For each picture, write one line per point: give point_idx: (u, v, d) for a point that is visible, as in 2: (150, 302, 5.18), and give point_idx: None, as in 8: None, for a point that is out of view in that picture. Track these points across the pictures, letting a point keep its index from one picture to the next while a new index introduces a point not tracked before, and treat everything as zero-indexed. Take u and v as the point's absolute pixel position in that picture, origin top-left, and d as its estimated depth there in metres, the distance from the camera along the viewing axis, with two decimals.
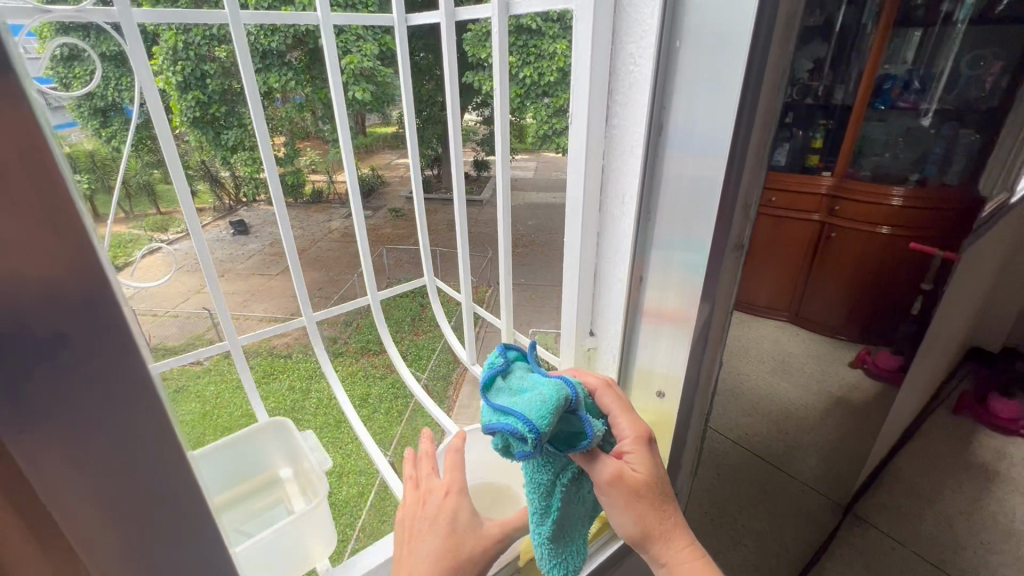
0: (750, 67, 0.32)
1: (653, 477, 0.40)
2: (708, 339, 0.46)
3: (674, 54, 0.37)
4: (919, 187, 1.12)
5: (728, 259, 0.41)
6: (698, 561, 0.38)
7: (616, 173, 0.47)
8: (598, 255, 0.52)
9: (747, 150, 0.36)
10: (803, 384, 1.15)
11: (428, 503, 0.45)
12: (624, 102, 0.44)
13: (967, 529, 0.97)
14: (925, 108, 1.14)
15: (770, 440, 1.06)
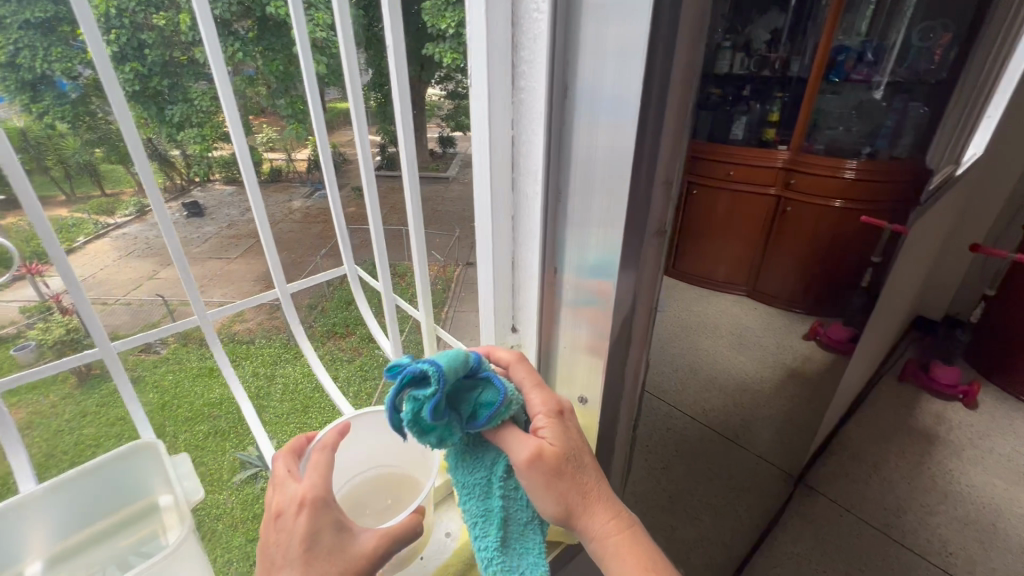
0: (658, 22, 0.30)
1: (570, 444, 0.41)
2: (629, 346, 0.47)
3: (574, 1, 0.34)
4: (870, 161, 1.13)
5: (648, 243, 0.40)
6: (622, 534, 0.40)
7: (524, 146, 0.43)
8: (514, 240, 0.50)
9: (661, 108, 0.33)
10: (759, 357, 1.13)
11: (283, 522, 0.43)
12: (529, 59, 0.40)
13: (907, 494, 1.09)
14: (876, 80, 1.18)
15: (727, 414, 1.06)
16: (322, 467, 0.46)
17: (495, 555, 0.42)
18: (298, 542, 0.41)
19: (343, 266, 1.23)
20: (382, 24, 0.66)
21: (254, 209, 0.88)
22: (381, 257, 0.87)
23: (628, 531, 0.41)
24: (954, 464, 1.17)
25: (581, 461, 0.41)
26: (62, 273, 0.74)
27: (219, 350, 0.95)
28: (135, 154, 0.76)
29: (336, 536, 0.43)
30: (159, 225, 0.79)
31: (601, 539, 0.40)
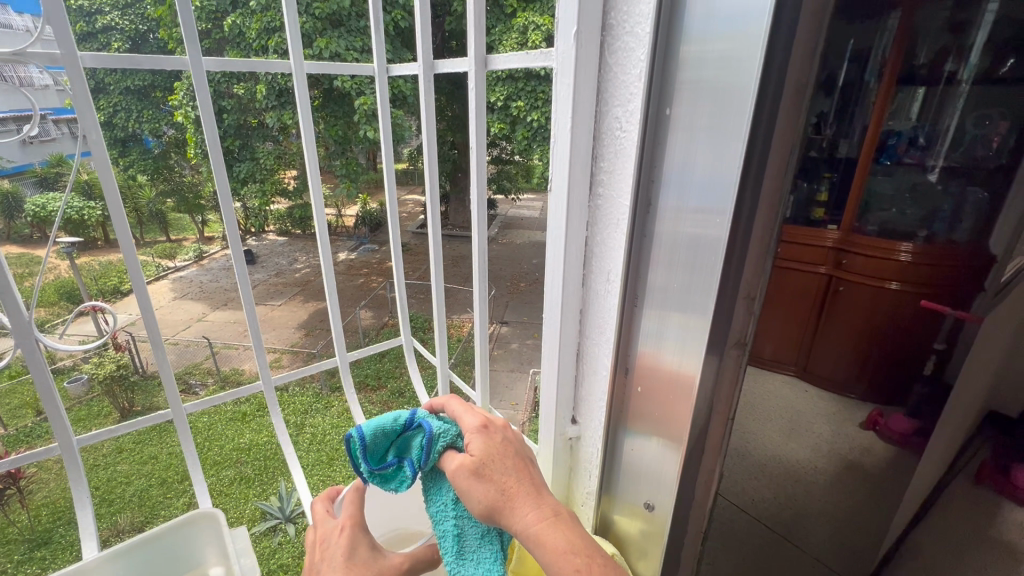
0: (755, 137, 0.37)
1: (487, 455, 0.51)
2: (703, 453, 0.51)
3: (668, 116, 0.44)
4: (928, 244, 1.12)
5: (728, 355, 0.45)
6: (544, 524, 0.45)
7: (604, 255, 0.56)
8: (594, 331, 0.61)
9: (753, 210, 0.39)
10: (812, 445, 1.08)
11: (328, 542, 0.58)
12: (609, 163, 0.53)
13: None
14: (932, 163, 1.11)
15: (777, 505, 0.96)
16: (356, 504, 0.61)
17: (459, 561, 0.53)
18: (341, 555, 0.56)
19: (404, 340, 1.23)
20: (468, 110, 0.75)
21: (324, 263, 0.96)
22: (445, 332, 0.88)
23: (555, 518, 0.46)
24: None
25: (493, 467, 0.50)
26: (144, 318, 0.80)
27: (277, 413, 0.98)
28: (225, 210, 0.84)
29: (370, 550, 0.58)
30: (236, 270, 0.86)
31: (522, 527, 0.46)
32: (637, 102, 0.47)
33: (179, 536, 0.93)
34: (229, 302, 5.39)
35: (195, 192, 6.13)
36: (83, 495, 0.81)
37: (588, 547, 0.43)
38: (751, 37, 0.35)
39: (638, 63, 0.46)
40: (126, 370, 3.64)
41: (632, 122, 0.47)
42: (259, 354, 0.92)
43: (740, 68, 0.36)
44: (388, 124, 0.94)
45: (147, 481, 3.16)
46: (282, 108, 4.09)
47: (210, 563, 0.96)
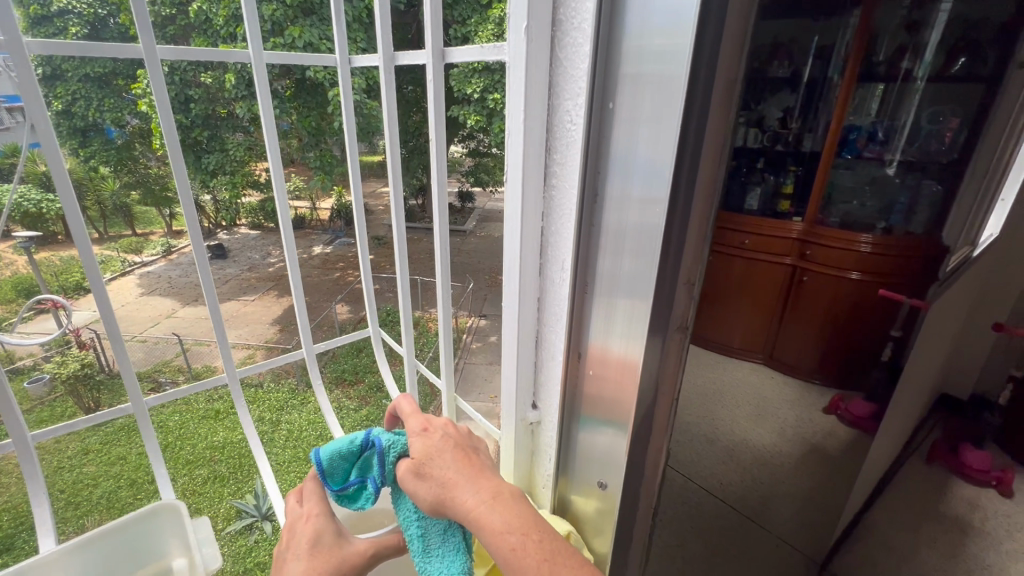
0: (686, 131, 0.39)
1: (426, 454, 0.49)
2: (651, 434, 0.53)
3: (610, 111, 0.44)
4: (887, 234, 1.23)
5: (673, 336, 0.48)
6: (484, 507, 0.43)
7: (556, 243, 0.56)
8: (551, 317, 0.60)
9: (690, 200, 0.41)
10: (779, 432, 1.14)
11: (294, 530, 0.57)
12: (561, 157, 0.52)
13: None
14: (889, 158, 1.29)
15: (745, 489, 1.00)
16: (317, 497, 0.59)
17: (424, 560, 0.52)
18: (305, 543, 0.56)
19: (370, 329, 1.23)
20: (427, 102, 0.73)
21: (292, 256, 0.92)
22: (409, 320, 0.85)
23: (498, 496, 0.44)
24: (990, 555, 1.00)
25: (433, 463, 0.48)
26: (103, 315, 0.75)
27: (243, 406, 0.91)
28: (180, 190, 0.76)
29: (336, 537, 0.58)
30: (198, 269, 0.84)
31: (462, 510, 0.44)
32: (583, 97, 0.47)
33: (139, 528, 0.86)
34: (200, 298, 5.26)
35: (161, 183, 5.93)
36: (40, 493, 0.73)
37: (531, 522, 0.42)
38: (683, 32, 0.36)
39: (584, 55, 0.46)
40: (89, 369, 3.63)
41: (581, 113, 0.48)
42: (225, 350, 0.88)
43: (675, 62, 0.38)
44: (352, 115, 0.89)
45: (116, 482, 3.07)
46: (252, 98, 3.98)
47: (173, 555, 0.88)
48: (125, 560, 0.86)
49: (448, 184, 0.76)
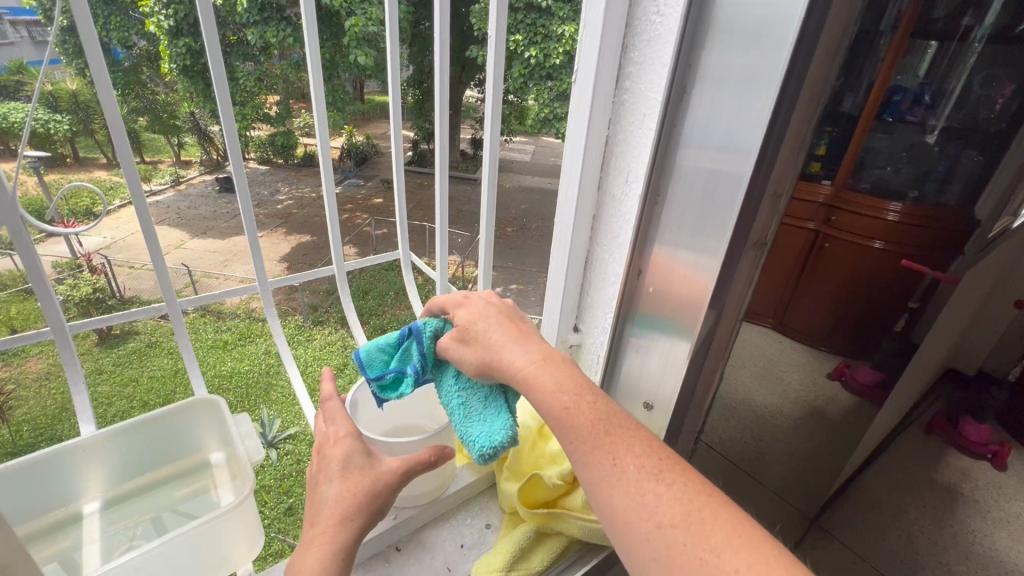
0: (791, 73, 0.40)
1: (474, 320, 0.53)
2: (706, 360, 0.59)
3: (703, 31, 0.44)
4: (916, 208, 1.25)
5: (747, 256, 0.51)
6: (543, 362, 0.47)
7: (620, 164, 0.56)
8: (602, 245, 0.63)
9: (778, 143, 0.44)
10: (779, 391, 1.10)
11: (326, 453, 0.57)
12: (637, 61, 0.51)
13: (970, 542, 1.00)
14: (931, 124, 1.19)
15: (746, 445, 0.97)
16: (337, 418, 0.59)
17: (467, 425, 0.55)
18: (337, 464, 0.55)
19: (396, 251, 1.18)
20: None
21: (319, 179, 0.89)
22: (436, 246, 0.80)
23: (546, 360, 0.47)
24: (978, 524, 1.03)
25: (481, 333, 0.52)
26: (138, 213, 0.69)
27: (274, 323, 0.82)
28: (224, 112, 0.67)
29: (365, 457, 0.56)
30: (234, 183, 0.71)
31: (509, 369, 0.48)
32: (674, 3, 0.45)
33: (176, 423, 0.84)
34: (209, 231, 5.27)
35: (169, 111, 5.94)
36: (77, 381, 0.72)
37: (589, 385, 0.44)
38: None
39: None
40: (102, 294, 3.78)
41: (670, 25, 0.46)
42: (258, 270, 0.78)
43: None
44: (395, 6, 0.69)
45: (129, 403, 3.20)
46: (265, 24, 3.86)
47: (211, 448, 0.87)
48: (161, 453, 0.85)
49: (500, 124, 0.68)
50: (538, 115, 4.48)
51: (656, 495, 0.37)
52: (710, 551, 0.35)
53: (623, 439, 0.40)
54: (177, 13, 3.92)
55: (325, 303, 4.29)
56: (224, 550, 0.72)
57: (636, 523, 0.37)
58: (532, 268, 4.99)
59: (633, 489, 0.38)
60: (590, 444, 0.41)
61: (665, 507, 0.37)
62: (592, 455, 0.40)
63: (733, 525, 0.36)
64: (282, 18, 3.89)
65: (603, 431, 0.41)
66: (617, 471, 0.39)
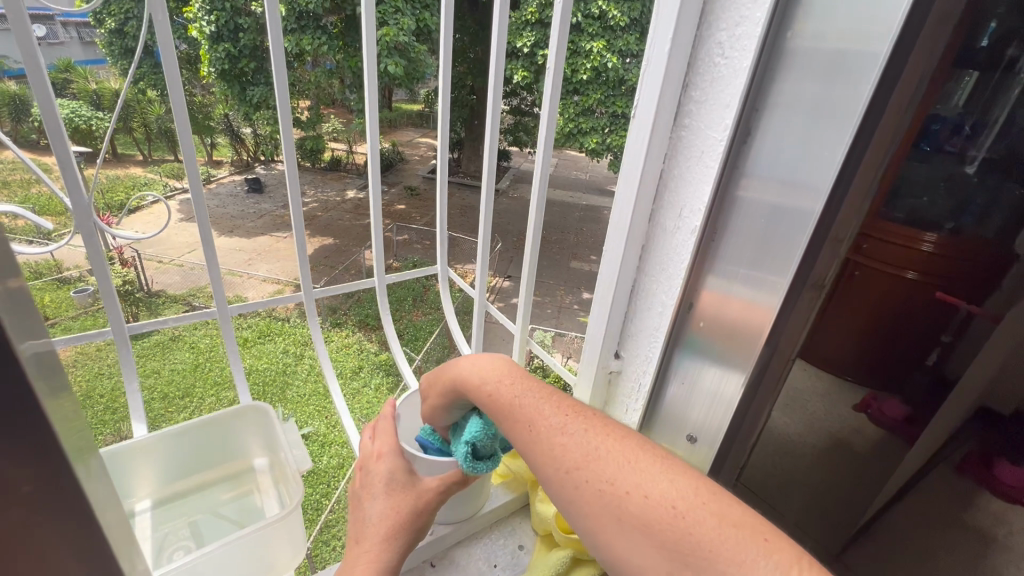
0: (864, 125, 0.49)
1: (433, 373, 0.74)
2: (759, 386, 0.66)
3: (768, 90, 0.56)
4: None
5: (806, 295, 0.59)
6: (480, 362, 0.66)
7: (674, 200, 0.69)
8: (659, 265, 0.74)
9: (847, 185, 0.52)
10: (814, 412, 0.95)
11: (370, 471, 0.69)
12: (695, 110, 0.63)
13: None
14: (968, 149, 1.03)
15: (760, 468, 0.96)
16: (386, 434, 0.73)
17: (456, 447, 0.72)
18: (382, 483, 0.67)
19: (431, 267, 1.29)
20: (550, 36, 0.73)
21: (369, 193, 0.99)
22: (481, 259, 0.93)
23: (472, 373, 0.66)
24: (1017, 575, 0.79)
25: (441, 371, 0.72)
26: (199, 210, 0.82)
27: (316, 323, 1.02)
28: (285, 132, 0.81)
29: (407, 475, 0.68)
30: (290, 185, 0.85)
31: (461, 376, 0.67)
32: (741, 66, 0.57)
33: (228, 427, 1.05)
34: (235, 229, 5.40)
35: (204, 112, 6.37)
36: (132, 379, 0.90)
37: (512, 367, 0.64)
38: (879, 41, 0.46)
39: (751, 41, 0.56)
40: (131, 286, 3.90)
41: (737, 85, 0.58)
42: (306, 268, 0.94)
43: (863, 59, 0.47)
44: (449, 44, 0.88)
45: (150, 394, 3.29)
46: (301, 32, 4.02)
47: (255, 455, 1.08)
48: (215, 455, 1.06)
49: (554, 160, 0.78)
50: (562, 129, 4.54)
51: (564, 445, 0.53)
52: (607, 480, 0.49)
53: (533, 408, 0.58)
54: (219, 20, 4.06)
55: (343, 306, 4.37)
56: (270, 557, 0.87)
57: (552, 472, 0.53)
58: (549, 281, 5.02)
59: (547, 446, 0.54)
60: (512, 420, 0.59)
61: (570, 452, 0.53)
62: (516, 421, 0.58)
63: (623, 454, 0.51)
64: (318, 26, 4.02)
65: (519, 407, 0.59)
66: (535, 435, 0.56)
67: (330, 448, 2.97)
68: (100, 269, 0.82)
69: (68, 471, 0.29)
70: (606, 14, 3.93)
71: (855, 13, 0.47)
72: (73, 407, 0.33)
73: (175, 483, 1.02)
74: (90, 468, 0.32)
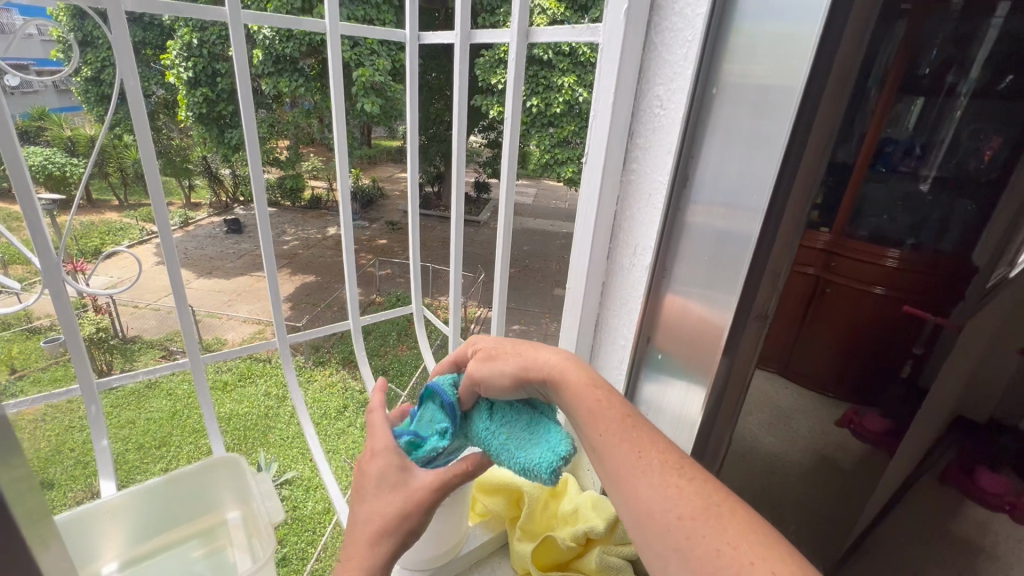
0: (790, 148, 0.52)
1: (496, 345, 0.69)
2: (719, 409, 0.67)
3: (704, 123, 0.59)
4: None
5: (751, 322, 0.61)
6: (567, 365, 0.61)
7: (626, 237, 0.72)
8: (617, 302, 0.76)
9: (781, 209, 0.55)
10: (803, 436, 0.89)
11: (366, 462, 0.68)
12: (639, 149, 0.67)
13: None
14: None
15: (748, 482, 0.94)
16: (378, 428, 0.72)
17: (516, 444, 0.67)
18: (373, 480, 0.66)
19: (408, 305, 1.29)
20: (506, 80, 0.77)
21: (345, 233, 1.01)
22: (457, 292, 0.95)
23: (571, 366, 0.62)
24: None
25: (516, 344, 0.68)
26: (168, 261, 0.83)
27: (291, 370, 1.01)
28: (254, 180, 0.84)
29: (399, 471, 0.67)
30: (262, 228, 0.88)
31: (546, 366, 0.62)
32: (676, 99, 0.60)
33: (199, 479, 1.02)
34: (214, 271, 5.34)
35: (182, 155, 6.36)
36: (100, 437, 0.90)
37: (597, 378, 0.59)
38: (795, 76, 0.50)
39: (681, 82, 0.59)
40: (106, 333, 3.78)
41: (675, 119, 0.61)
42: (278, 314, 0.95)
43: (786, 91, 0.51)
44: (416, 91, 0.93)
45: (125, 445, 3.15)
46: (278, 75, 4.08)
47: (228, 508, 1.04)
48: (185, 512, 1.02)
49: (514, 195, 0.82)
50: (539, 159, 4.66)
51: (677, 489, 0.46)
52: (728, 542, 0.42)
53: (648, 436, 0.51)
54: (196, 65, 4.12)
55: (327, 343, 4.31)
56: None
57: (659, 515, 0.46)
58: (533, 308, 5.06)
59: (658, 481, 0.47)
60: (617, 438, 0.52)
61: (685, 499, 0.45)
62: (619, 443, 0.52)
63: (748, 522, 0.43)
64: (296, 68, 4.09)
65: (631, 425, 0.53)
66: (643, 465, 0.49)
67: (316, 492, 2.88)
68: (68, 327, 0.82)
69: (25, 550, 0.36)
70: (576, 51, 4.10)
71: (773, 50, 0.51)
72: (35, 491, 0.41)
73: (144, 543, 0.98)
74: (49, 545, 0.40)
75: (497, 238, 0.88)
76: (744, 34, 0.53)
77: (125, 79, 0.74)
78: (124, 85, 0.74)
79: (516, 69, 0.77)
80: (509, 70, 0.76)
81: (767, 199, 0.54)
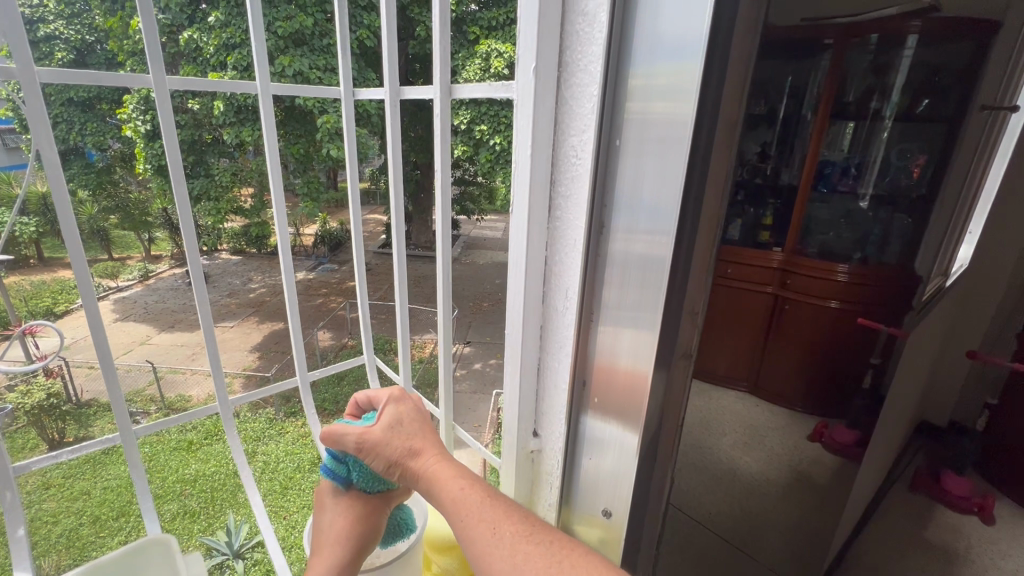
0: (692, 170, 0.52)
1: (402, 415, 0.66)
2: (657, 448, 0.64)
3: (615, 155, 0.60)
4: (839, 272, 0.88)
5: (677, 359, 0.60)
6: (439, 462, 0.61)
7: (557, 277, 0.72)
8: (554, 345, 0.75)
9: (692, 235, 0.54)
10: None
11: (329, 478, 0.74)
12: (563, 192, 0.68)
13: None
14: None
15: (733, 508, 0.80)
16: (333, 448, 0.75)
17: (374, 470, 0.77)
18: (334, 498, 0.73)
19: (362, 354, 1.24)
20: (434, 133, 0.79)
21: (288, 287, 0.99)
22: (401, 342, 0.94)
23: (442, 461, 0.61)
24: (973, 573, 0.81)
25: (418, 420, 0.66)
26: (92, 331, 0.79)
27: (234, 433, 0.98)
28: (183, 238, 0.83)
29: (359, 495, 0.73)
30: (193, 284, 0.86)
31: (422, 465, 0.61)
32: (589, 136, 0.62)
33: (130, 562, 0.95)
34: (177, 324, 5.17)
35: (140, 208, 6.21)
36: (17, 525, 0.84)
37: (466, 471, 0.60)
38: (686, 108, 0.51)
39: (592, 118, 0.61)
40: (56, 399, 3.53)
41: (588, 155, 0.62)
42: (218, 373, 0.93)
43: (680, 127, 0.52)
44: (354, 143, 0.94)
45: (78, 519, 2.93)
46: (240, 125, 4.08)
47: None
48: None
49: (449, 242, 0.82)
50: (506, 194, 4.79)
51: (525, 556, 0.50)
52: None
53: (503, 511, 0.54)
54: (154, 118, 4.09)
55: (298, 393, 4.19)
56: None
57: None
58: None
59: (509, 554, 0.50)
60: (477, 518, 0.54)
61: (531, 564, 0.49)
62: (478, 525, 0.53)
63: None
64: (257, 117, 4.10)
65: (486, 508, 0.54)
66: (496, 538, 0.52)
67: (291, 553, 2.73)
68: None
69: None
70: None
71: (663, 85, 0.53)
72: None
73: None
74: None
75: (436, 285, 0.86)
76: (638, 80, 0.55)
77: (41, 147, 0.73)
78: (41, 155, 0.73)
79: (442, 119, 0.78)
80: (435, 120, 0.78)
81: (675, 222, 0.54)
